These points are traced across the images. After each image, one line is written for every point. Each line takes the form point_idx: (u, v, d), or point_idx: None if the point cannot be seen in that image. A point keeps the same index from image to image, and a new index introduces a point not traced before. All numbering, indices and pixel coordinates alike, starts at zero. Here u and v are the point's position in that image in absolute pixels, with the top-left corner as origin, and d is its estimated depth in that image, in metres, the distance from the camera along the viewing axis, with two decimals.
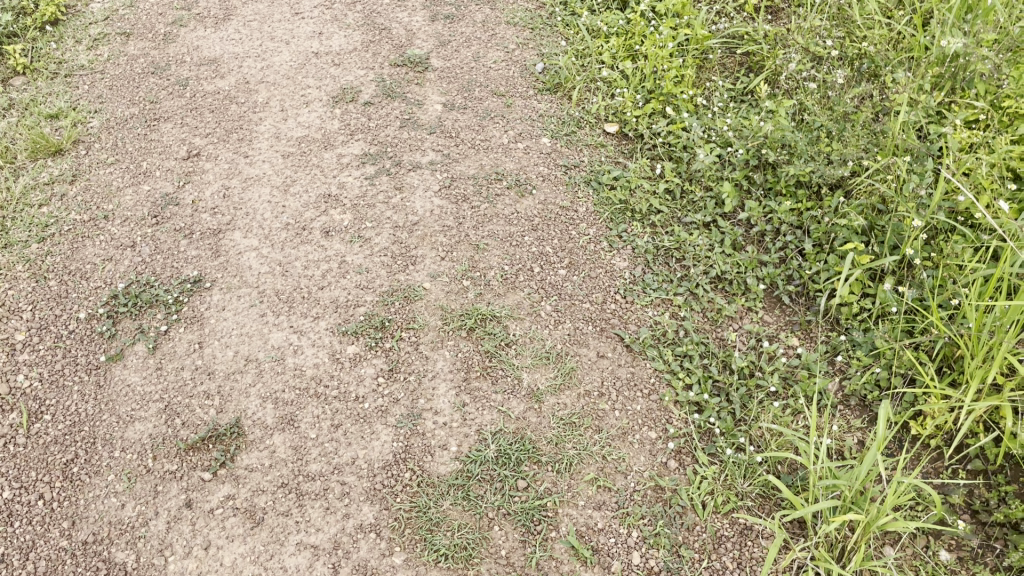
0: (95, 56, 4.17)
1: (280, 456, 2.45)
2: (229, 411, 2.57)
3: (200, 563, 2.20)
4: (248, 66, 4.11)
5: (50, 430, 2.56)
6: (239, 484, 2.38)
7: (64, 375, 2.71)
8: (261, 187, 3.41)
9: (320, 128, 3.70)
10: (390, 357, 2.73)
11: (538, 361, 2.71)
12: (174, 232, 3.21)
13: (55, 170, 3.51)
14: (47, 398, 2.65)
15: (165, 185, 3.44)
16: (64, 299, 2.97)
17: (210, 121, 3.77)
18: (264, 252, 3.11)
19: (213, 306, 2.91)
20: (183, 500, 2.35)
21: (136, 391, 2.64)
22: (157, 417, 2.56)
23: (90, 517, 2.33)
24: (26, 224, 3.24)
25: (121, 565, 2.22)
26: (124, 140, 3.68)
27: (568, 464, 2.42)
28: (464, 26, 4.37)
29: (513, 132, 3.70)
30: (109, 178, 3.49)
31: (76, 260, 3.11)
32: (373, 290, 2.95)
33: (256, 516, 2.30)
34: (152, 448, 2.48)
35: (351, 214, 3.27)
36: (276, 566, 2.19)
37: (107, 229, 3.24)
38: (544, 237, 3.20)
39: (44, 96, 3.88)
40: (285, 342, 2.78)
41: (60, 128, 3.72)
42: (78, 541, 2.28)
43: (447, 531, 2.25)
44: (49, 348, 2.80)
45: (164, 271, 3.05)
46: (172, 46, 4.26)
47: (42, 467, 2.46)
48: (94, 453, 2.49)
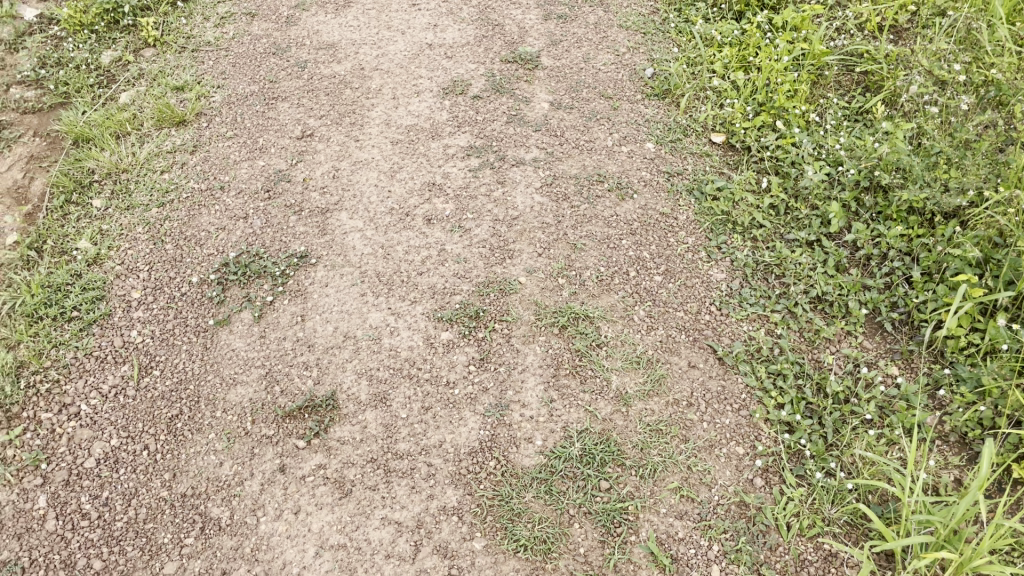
0: (222, 33, 4.35)
1: (371, 431, 2.52)
2: (325, 383, 2.66)
3: (290, 527, 2.29)
4: (364, 53, 4.22)
5: (158, 385, 2.70)
6: (330, 455, 2.46)
7: (174, 335, 2.85)
8: (369, 171, 3.50)
9: (429, 118, 3.78)
10: (482, 347, 2.76)
11: (628, 365, 2.71)
12: (284, 208, 3.33)
13: (178, 140, 3.70)
14: (158, 354, 2.79)
15: (279, 162, 3.57)
16: (178, 262, 3.12)
17: (325, 103, 3.90)
18: (367, 234, 3.20)
19: (317, 282, 3.01)
20: (278, 464, 2.44)
21: (240, 355, 2.76)
22: (258, 383, 2.67)
23: (190, 472, 2.44)
24: (149, 189, 3.44)
25: (215, 521, 2.32)
26: (243, 116, 3.84)
27: (652, 471, 2.41)
28: (576, 27, 4.38)
29: (618, 135, 3.70)
30: (226, 151, 3.64)
31: (192, 227, 3.27)
32: (469, 280, 3.00)
33: (344, 488, 2.37)
34: (251, 412, 2.59)
35: (453, 204, 3.33)
36: (360, 538, 2.25)
37: (222, 199, 3.39)
38: (642, 242, 3.18)
39: (172, 68, 4.10)
40: (382, 323, 2.85)
41: (185, 100, 3.92)
42: (178, 492, 2.40)
43: (528, 522, 2.28)
44: (162, 307, 2.95)
45: (273, 245, 3.16)
46: (294, 29, 4.41)
47: (149, 419, 2.60)
48: (197, 411, 2.61)
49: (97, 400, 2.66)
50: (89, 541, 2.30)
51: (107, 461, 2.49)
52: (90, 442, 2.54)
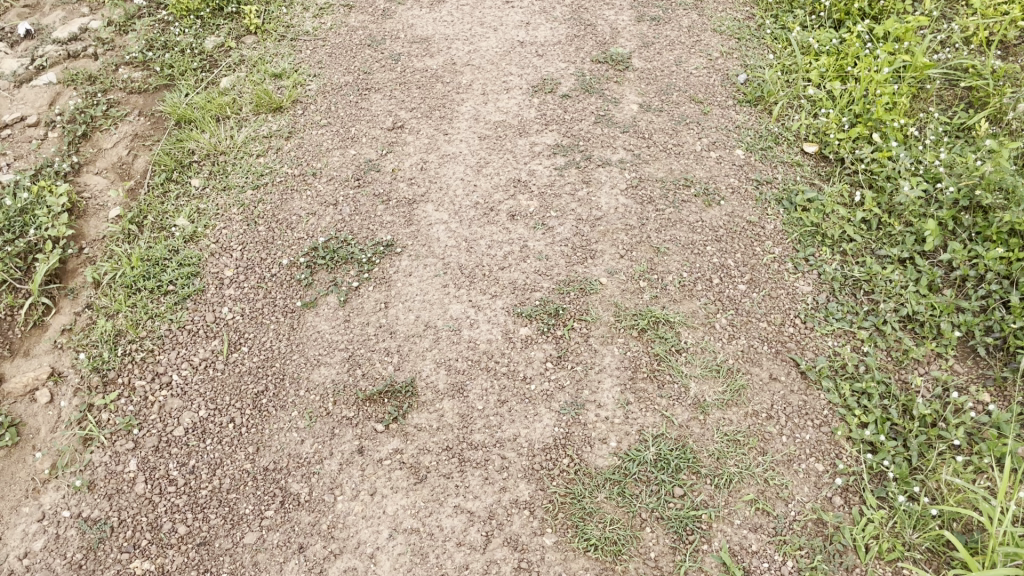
0: (320, 24, 4.46)
1: (447, 420, 2.55)
2: (405, 370, 2.71)
3: (365, 508, 2.34)
4: (457, 48, 4.27)
5: (246, 361, 2.80)
6: (407, 440, 2.50)
7: (264, 314, 2.96)
8: (456, 165, 3.54)
9: (517, 115, 3.80)
10: (560, 344, 2.76)
11: (707, 372, 2.67)
12: (373, 197, 3.40)
13: (274, 126, 3.82)
14: (247, 332, 2.90)
15: (369, 151, 3.65)
16: (269, 244, 3.22)
17: (416, 96, 3.96)
18: (452, 226, 3.24)
19: (401, 270, 3.07)
20: (356, 446, 2.50)
21: (324, 337, 2.84)
22: (341, 365, 2.74)
23: (272, 447, 2.52)
24: (245, 171, 3.56)
25: (295, 496, 2.39)
26: (336, 105, 3.93)
27: (728, 481, 2.38)
28: (669, 29, 4.34)
29: (707, 140, 3.65)
30: (319, 139, 3.74)
31: (284, 211, 3.37)
32: (550, 277, 3.00)
33: (419, 474, 2.41)
34: (333, 393, 2.66)
35: (538, 201, 3.33)
36: (433, 524, 2.29)
37: (313, 185, 3.48)
38: (727, 250, 3.14)
39: (271, 56, 4.23)
40: (462, 315, 2.88)
41: (282, 87, 4.03)
42: (260, 466, 2.47)
43: (599, 522, 2.28)
44: (253, 286, 3.06)
45: (360, 232, 3.23)
46: (389, 21, 4.49)
47: (236, 393, 2.69)
48: (282, 389, 2.69)
49: (188, 371, 2.77)
50: (175, 506, 2.40)
51: (195, 431, 2.59)
52: (179, 412, 2.65)
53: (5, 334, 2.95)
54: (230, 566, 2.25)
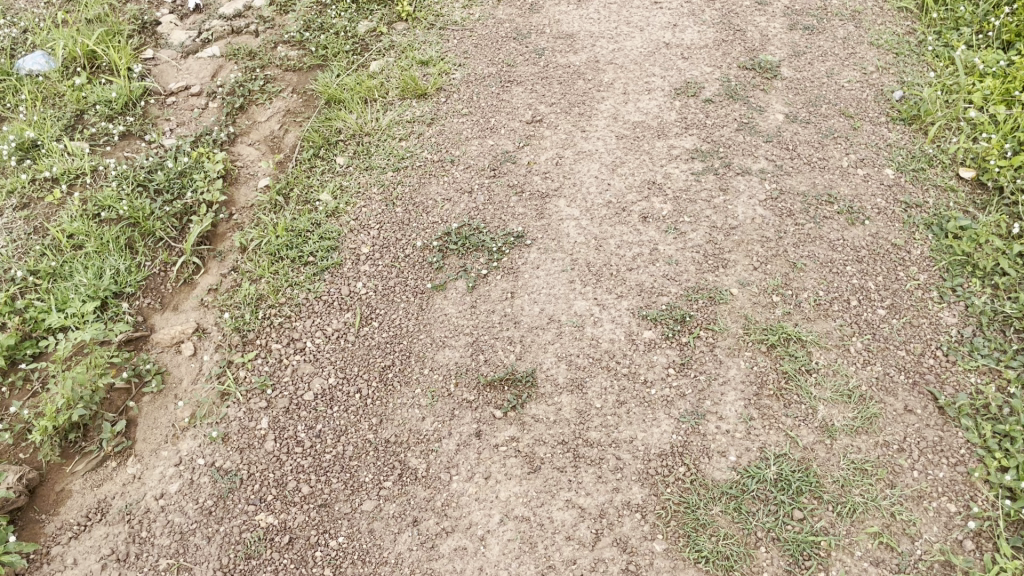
0: (468, 14, 4.54)
1: (564, 415, 2.56)
2: (526, 360, 2.73)
3: (478, 490, 2.38)
4: (601, 46, 4.26)
5: (375, 335, 2.91)
6: (523, 430, 2.53)
7: (395, 292, 3.05)
8: (591, 162, 3.54)
9: (657, 117, 3.76)
10: (684, 352, 2.72)
11: (837, 396, 2.58)
12: (507, 187, 3.44)
13: (418, 111, 3.92)
14: (378, 308, 3.01)
15: (507, 143, 3.69)
16: (405, 225, 3.32)
17: (557, 91, 3.97)
18: (582, 223, 3.23)
19: (529, 262, 3.09)
20: (474, 429, 2.54)
21: (451, 321, 2.91)
22: (465, 349, 2.80)
23: (394, 420, 2.61)
24: (387, 154, 3.68)
25: (412, 470, 2.46)
26: (478, 95, 3.99)
27: (851, 510, 2.29)
28: (822, 40, 4.20)
29: (855, 156, 3.51)
30: (460, 127, 3.81)
31: (421, 194, 3.46)
32: (678, 283, 2.95)
33: (534, 464, 2.43)
34: (456, 374, 2.72)
35: (672, 205, 3.29)
36: (544, 515, 2.31)
37: (451, 172, 3.56)
38: (868, 272, 3.01)
39: (420, 44, 4.34)
40: (587, 312, 2.88)
41: (428, 75, 4.13)
42: (382, 438, 2.56)
43: (712, 536, 2.24)
44: (386, 265, 3.17)
45: (492, 221, 3.28)
46: (536, 16, 4.53)
47: (364, 366, 2.81)
48: (407, 365, 2.78)
49: (321, 340, 2.91)
50: (299, 467, 2.51)
51: (324, 397, 2.72)
52: (310, 377, 2.78)
53: (158, 288, 3.16)
54: (347, 531, 2.34)
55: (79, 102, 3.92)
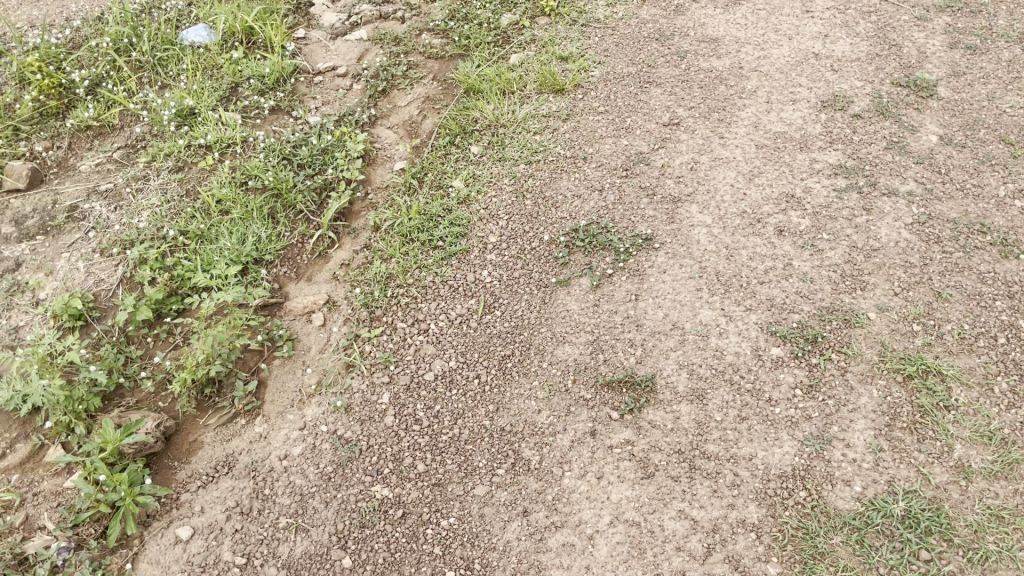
0: (612, 12, 4.52)
1: (682, 424, 2.52)
2: (646, 365, 2.70)
3: (590, 489, 2.38)
4: (747, 52, 4.16)
5: (497, 324, 2.95)
6: (639, 434, 2.50)
7: (519, 284, 3.08)
8: (728, 170, 3.45)
9: (800, 129, 3.64)
10: (812, 373, 2.63)
11: (977, 437, 2.42)
12: (639, 189, 3.40)
13: (554, 106, 3.93)
14: (501, 297, 3.04)
15: (642, 144, 3.65)
16: (534, 218, 3.34)
17: (697, 95, 3.90)
18: (714, 231, 3.17)
19: (656, 266, 3.05)
20: (590, 428, 2.54)
21: (572, 317, 2.91)
22: (585, 346, 2.79)
23: (511, 410, 2.64)
24: (520, 146, 3.71)
25: (526, 461, 2.49)
26: (616, 94, 3.97)
27: (983, 557, 2.15)
28: (986, 61, 3.97)
29: (1013, 185, 3.30)
30: (595, 124, 3.80)
31: (552, 189, 3.47)
32: (811, 301, 2.85)
33: (648, 469, 2.41)
34: (575, 370, 2.72)
35: (810, 220, 3.18)
36: (655, 522, 2.28)
37: (583, 169, 3.55)
38: (1020, 308, 2.82)
39: (561, 39, 4.35)
40: (713, 322, 2.82)
41: (567, 70, 4.13)
42: (497, 425, 2.60)
43: (830, 566, 2.16)
44: (513, 256, 3.19)
45: (622, 221, 3.25)
46: (681, 18, 4.47)
47: (484, 353, 2.85)
48: (527, 357, 2.80)
49: (444, 323, 2.97)
50: (417, 444, 2.58)
51: (443, 379, 2.78)
52: (432, 358, 2.85)
53: (295, 258, 3.29)
54: (458, 512, 2.39)
55: (235, 74, 4.11)
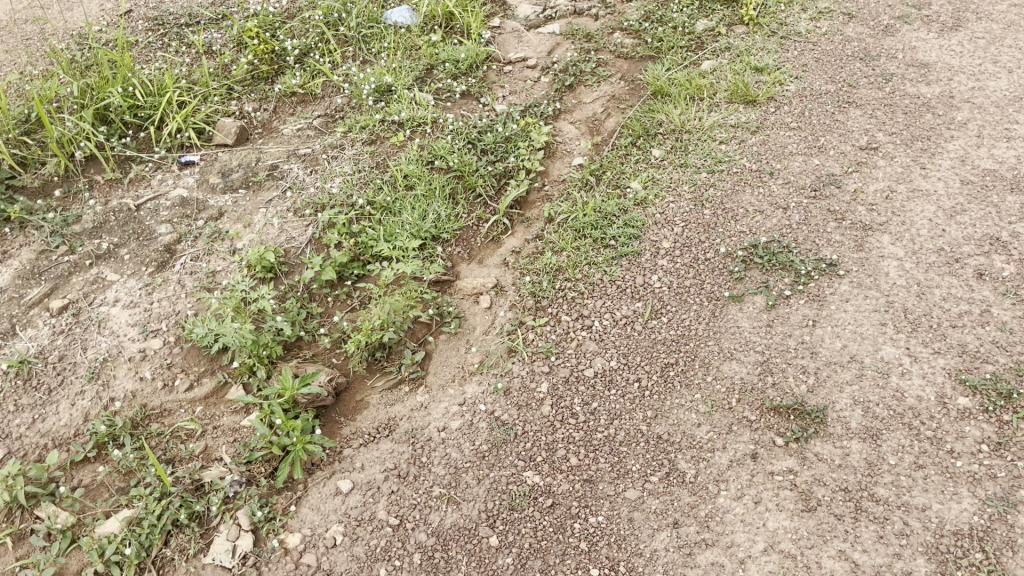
0: (815, 27, 4.35)
1: (851, 461, 2.41)
2: (818, 395, 2.59)
3: (746, 513, 2.32)
4: (959, 82, 3.90)
5: (663, 330, 2.91)
6: (803, 464, 2.41)
7: (689, 293, 3.03)
8: (927, 204, 3.25)
9: (1013, 168, 3.38)
10: (1003, 430, 2.44)
11: None
12: (827, 211, 3.26)
13: (743, 117, 3.83)
14: (670, 304, 3.00)
15: (834, 165, 3.50)
16: (711, 229, 3.27)
17: (900, 121, 3.70)
18: (906, 265, 3.00)
19: (838, 293, 2.92)
20: (751, 450, 2.47)
21: (743, 334, 2.83)
22: (754, 366, 2.71)
23: (669, 419, 2.61)
24: (705, 154, 3.64)
25: (681, 473, 2.46)
26: (812, 112, 3.82)
27: None
28: None
29: None
30: (786, 140, 3.67)
31: (733, 201, 3.38)
32: (1008, 353, 2.64)
33: (810, 502, 2.32)
34: (740, 389, 2.65)
35: (1016, 267, 2.95)
36: (811, 558, 2.20)
37: (768, 184, 3.44)
38: None
39: (758, 50, 4.23)
40: (895, 360, 2.67)
41: (761, 82, 4.01)
42: (654, 432, 2.58)
43: None
44: (686, 264, 3.14)
45: (805, 243, 3.13)
46: (889, 39, 4.24)
47: (647, 357, 2.83)
48: (691, 368, 2.75)
49: (609, 322, 2.97)
50: (571, 438, 2.61)
51: (603, 378, 2.78)
52: (593, 355, 2.86)
53: (469, 239, 3.39)
54: (607, 512, 2.40)
55: (432, 57, 4.26)
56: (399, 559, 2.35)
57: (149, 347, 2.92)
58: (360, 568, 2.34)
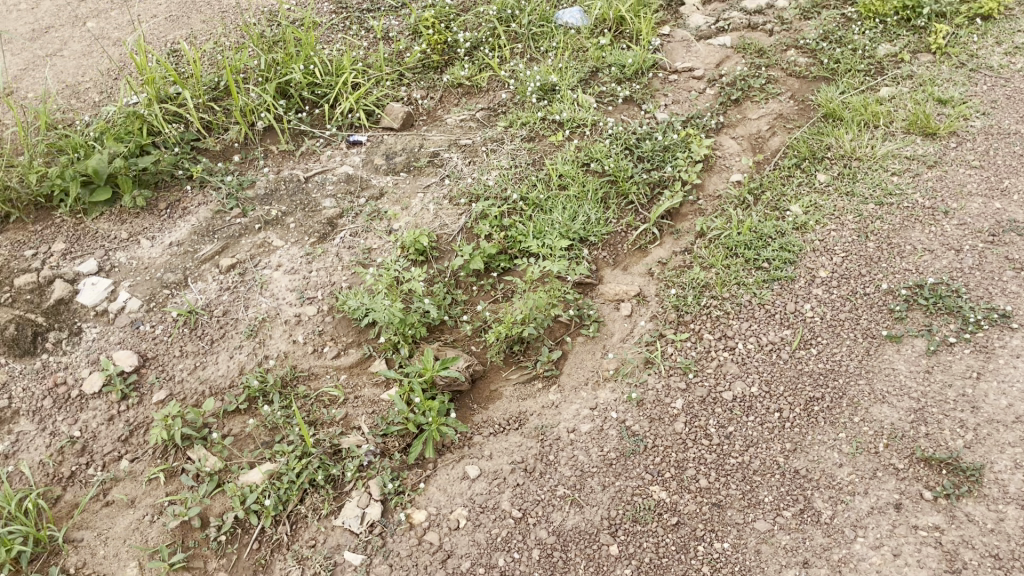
0: (1009, 62, 4.07)
1: (1005, 527, 2.25)
2: (975, 452, 2.43)
3: (883, 564, 2.21)
4: None
5: (810, 362, 2.81)
6: (951, 523, 2.28)
7: (843, 327, 2.91)
8: None
9: None
10: None
11: None
12: (1004, 259, 3.05)
13: (920, 150, 3.63)
14: (821, 336, 2.89)
15: (1018, 211, 3.27)
16: (873, 263, 3.12)
17: None
18: None
19: (1009, 347, 2.72)
20: (894, 500, 2.35)
21: (898, 377, 2.69)
22: (906, 412, 2.58)
23: (808, 455, 2.52)
24: (874, 184, 3.47)
25: (816, 512, 2.37)
26: (997, 151, 3.58)
27: None
28: None
29: None
30: (965, 179, 3.45)
31: (900, 237, 3.22)
32: None
33: (954, 564, 2.18)
34: (889, 435, 2.52)
35: None
36: None
37: (940, 223, 3.25)
38: None
39: (943, 80, 3.99)
40: None
41: (944, 115, 3.79)
42: (791, 466, 2.50)
43: None
44: (842, 296, 3.02)
45: (976, 289, 2.94)
46: None
47: (791, 388, 2.74)
48: (837, 406, 2.65)
49: (753, 346, 2.89)
50: (702, 458, 2.57)
51: (742, 402, 2.71)
52: (733, 378, 2.79)
53: (616, 245, 3.38)
54: (734, 539, 2.35)
55: (598, 60, 4.26)
56: (518, 552, 2.38)
57: (304, 312, 3.07)
58: (479, 553, 2.39)
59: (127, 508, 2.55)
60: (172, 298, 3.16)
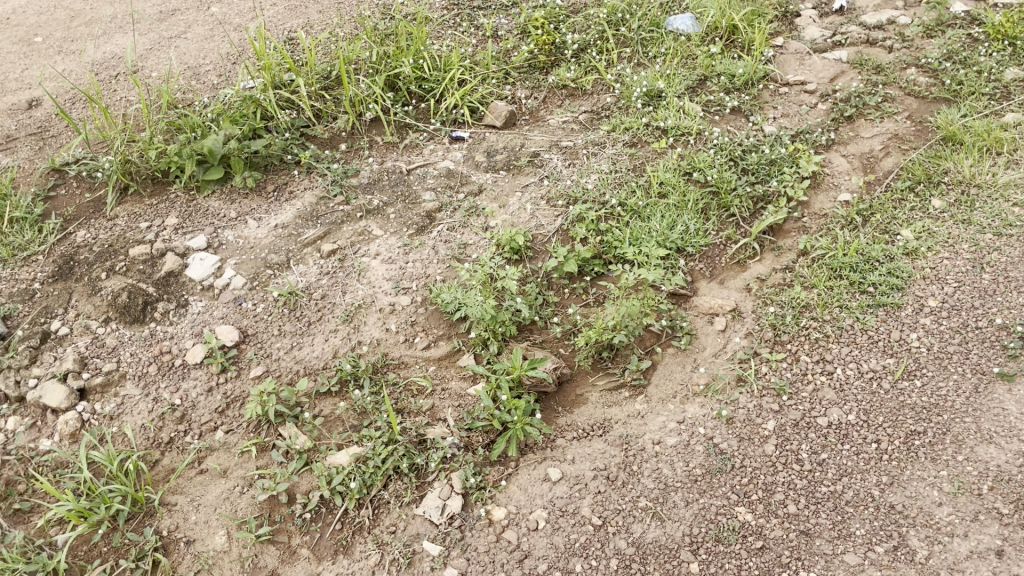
0: None
1: None
2: None
3: None
4: None
5: (913, 395, 2.70)
6: None
7: (951, 361, 2.78)
8: None
9: None
10: None
11: None
12: None
13: None
14: (927, 368, 2.78)
15: None
16: (987, 296, 2.98)
17: None
18: None
19: None
20: (997, 546, 2.24)
21: (1008, 418, 2.56)
22: (1015, 455, 2.45)
23: (905, 489, 2.43)
24: (994, 213, 3.31)
25: (910, 550, 2.27)
26: None
27: None
28: None
29: None
30: None
31: (1019, 270, 3.05)
32: None
33: None
34: (995, 477, 2.40)
35: None
36: None
37: None
38: None
39: None
40: None
41: None
42: (886, 500, 2.41)
43: None
44: (951, 328, 2.89)
45: None
46: None
47: (890, 419, 2.64)
48: (940, 442, 2.54)
49: (853, 373, 2.80)
50: (792, 484, 2.50)
51: (837, 430, 2.63)
52: (829, 405, 2.71)
53: (714, 257, 3.32)
54: (821, 570, 2.27)
55: (707, 68, 4.19)
56: (596, 559, 2.36)
57: (399, 302, 3.13)
58: (556, 557, 2.38)
59: (219, 477, 2.64)
60: (275, 278, 3.26)
